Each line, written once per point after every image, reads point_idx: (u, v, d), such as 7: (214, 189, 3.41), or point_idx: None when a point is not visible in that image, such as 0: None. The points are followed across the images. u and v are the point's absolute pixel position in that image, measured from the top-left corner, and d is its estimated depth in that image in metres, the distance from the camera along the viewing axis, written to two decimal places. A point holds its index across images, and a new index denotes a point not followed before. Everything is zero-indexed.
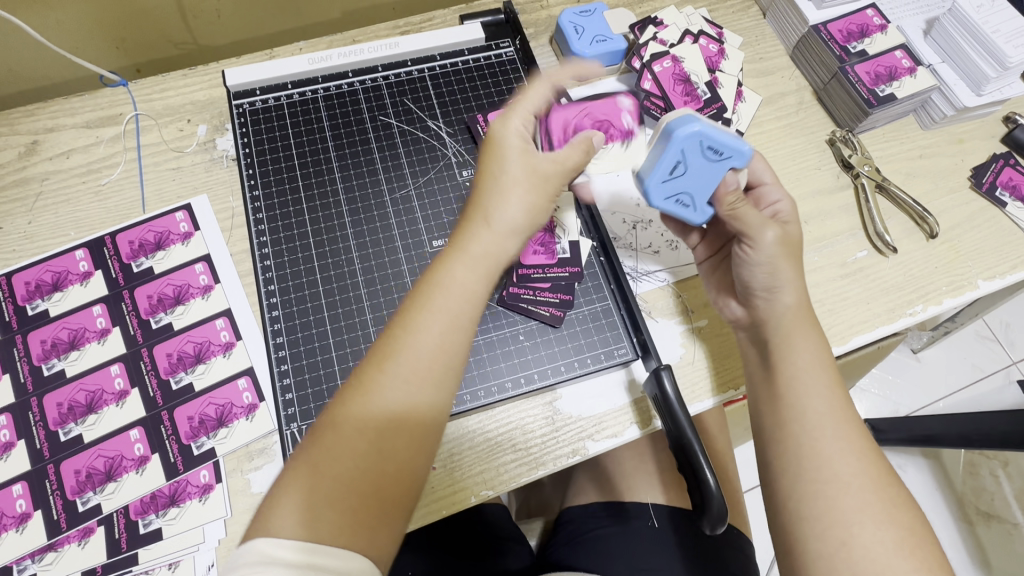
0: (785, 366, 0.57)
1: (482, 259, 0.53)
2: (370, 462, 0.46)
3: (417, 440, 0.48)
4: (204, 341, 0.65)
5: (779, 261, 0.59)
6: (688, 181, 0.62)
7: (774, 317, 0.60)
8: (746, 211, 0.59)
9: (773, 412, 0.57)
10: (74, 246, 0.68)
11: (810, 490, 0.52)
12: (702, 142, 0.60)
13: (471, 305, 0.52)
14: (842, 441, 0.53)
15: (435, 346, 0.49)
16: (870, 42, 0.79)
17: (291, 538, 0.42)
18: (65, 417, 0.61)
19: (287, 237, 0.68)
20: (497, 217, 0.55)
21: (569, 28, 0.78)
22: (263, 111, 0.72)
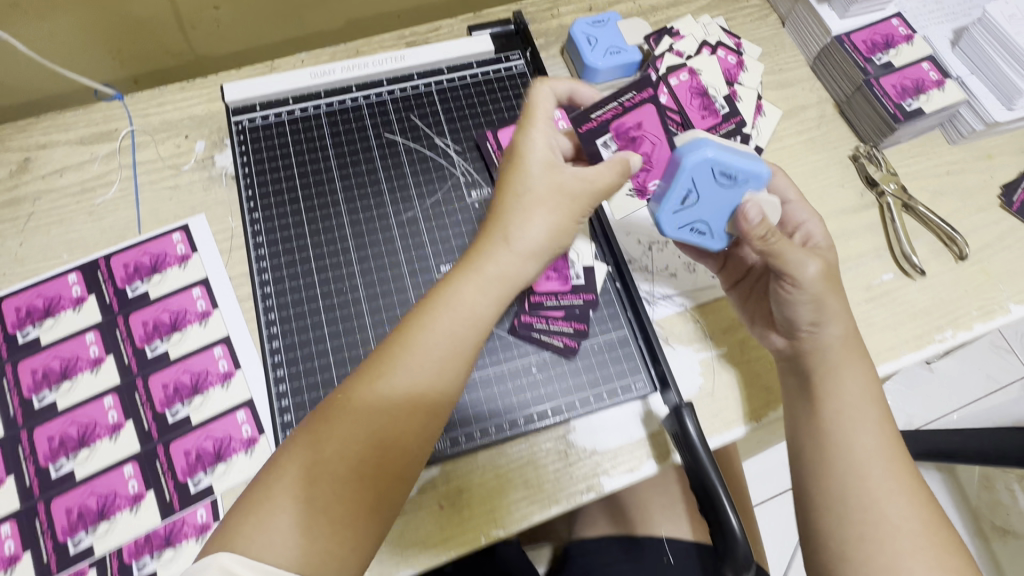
0: (830, 399, 0.57)
1: (488, 286, 0.54)
2: (354, 481, 0.46)
3: (402, 465, 0.48)
4: (202, 370, 0.62)
5: (825, 296, 0.57)
6: (701, 209, 0.60)
7: (820, 350, 0.58)
8: (783, 246, 0.55)
9: (817, 445, 0.56)
10: (66, 270, 0.65)
11: (859, 533, 0.52)
12: (713, 169, 0.57)
13: (471, 333, 0.53)
14: (891, 480, 0.53)
15: (433, 369, 0.50)
16: (895, 54, 0.76)
17: (262, 561, 0.41)
18: (56, 452, 0.59)
19: (288, 262, 0.65)
20: (516, 237, 0.56)
21: (582, 39, 0.75)
22: (264, 128, 0.69)
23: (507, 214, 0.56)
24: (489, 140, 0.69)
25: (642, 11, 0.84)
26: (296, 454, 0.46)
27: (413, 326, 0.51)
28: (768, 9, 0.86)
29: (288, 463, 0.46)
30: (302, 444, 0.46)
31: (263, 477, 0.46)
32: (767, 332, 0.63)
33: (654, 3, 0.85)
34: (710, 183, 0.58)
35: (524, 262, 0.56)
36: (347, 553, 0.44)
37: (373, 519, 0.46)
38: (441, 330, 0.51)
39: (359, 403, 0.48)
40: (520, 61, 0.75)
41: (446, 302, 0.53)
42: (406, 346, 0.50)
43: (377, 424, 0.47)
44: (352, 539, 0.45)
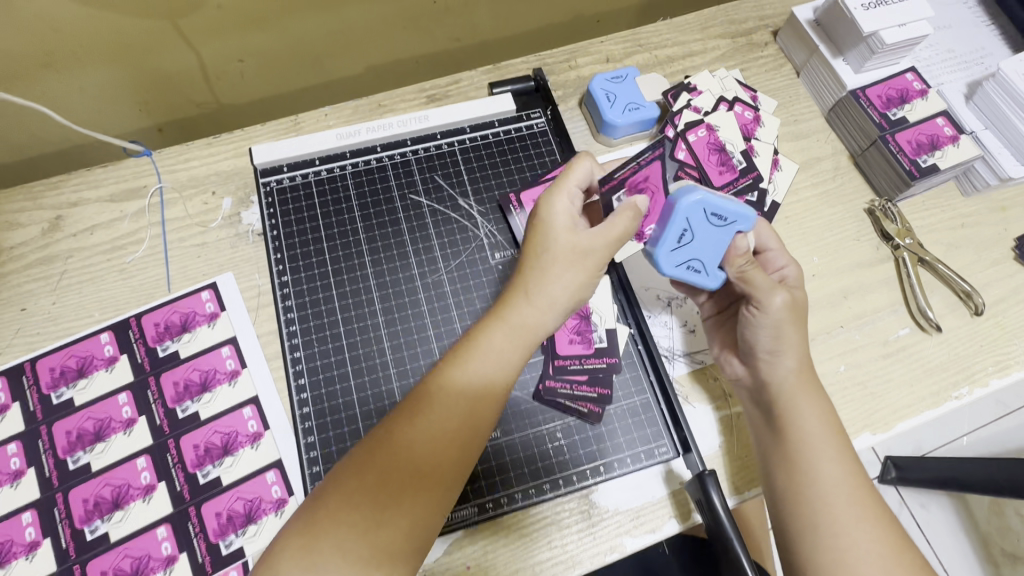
0: (792, 427, 0.58)
1: (516, 333, 0.54)
2: (386, 514, 0.46)
3: (434, 500, 0.48)
4: (232, 431, 0.63)
5: (785, 324, 0.59)
6: (698, 249, 0.59)
7: (776, 380, 0.60)
8: (756, 274, 0.59)
9: (786, 476, 0.57)
10: (98, 329, 0.67)
11: (827, 559, 0.52)
12: (705, 210, 0.58)
13: (500, 376, 0.52)
14: (853, 504, 0.54)
15: (465, 406, 0.51)
16: (910, 109, 0.77)
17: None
18: (91, 513, 0.60)
19: (316, 326, 0.66)
20: (537, 290, 0.55)
21: (601, 95, 0.76)
22: (291, 189, 0.71)
23: (530, 264, 0.56)
24: (511, 201, 0.71)
25: (658, 62, 0.86)
26: (338, 482, 0.47)
27: (447, 366, 0.52)
28: (782, 59, 0.87)
29: (331, 492, 0.47)
30: (342, 473, 0.48)
31: (307, 504, 0.47)
32: (730, 361, 0.66)
33: (671, 53, 0.86)
34: (704, 225, 0.58)
35: (545, 313, 0.55)
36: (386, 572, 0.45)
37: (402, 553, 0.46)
38: (474, 371, 0.52)
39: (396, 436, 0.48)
40: (541, 118, 0.76)
41: (476, 346, 0.53)
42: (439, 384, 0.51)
43: (413, 456, 0.48)
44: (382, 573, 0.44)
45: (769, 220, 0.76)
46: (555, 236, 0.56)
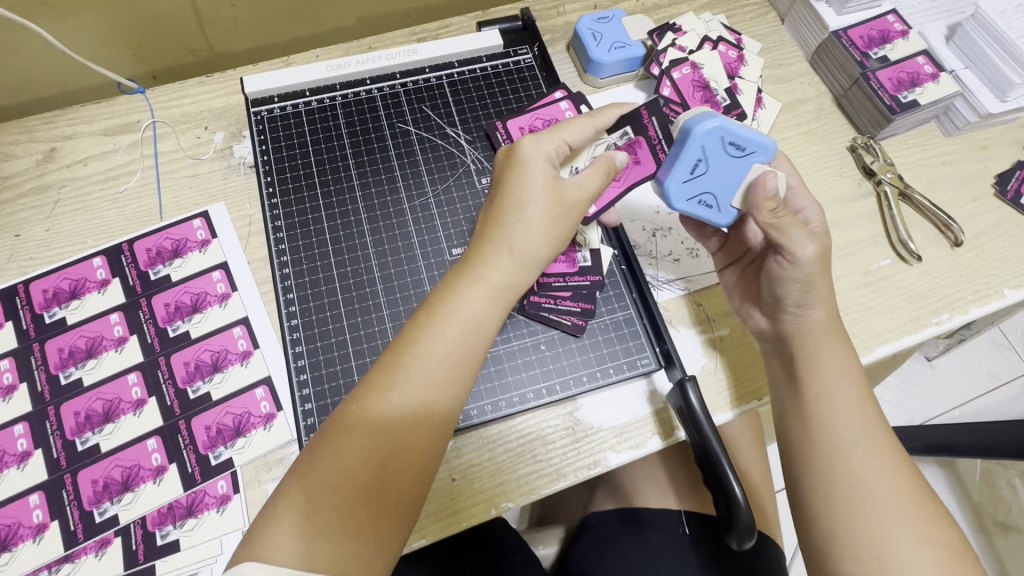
0: (813, 381, 0.58)
1: (492, 295, 0.54)
2: (371, 492, 0.47)
3: (417, 470, 0.49)
4: (222, 350, 0.64)
5: (815, 278, 0.58)
6: (710, 180, 0.60)
7: (802, 334, 0.59)
8: (790, 224, 0.57)
9: (806, 429, 0.57)
10: (91, 254, 0.67)
11: (846, 510, 0.53)
12: (724, 138, 0.57)
13: (476, 338, 0.53)
14: (874, 457, 0.54)
15: (441, 375, 0.51)
16: (891, 48, 0.78)
17: (283, 568, 0.43)
18: (82, 426, 0.61)
19: (305, 244, 0.68)
20: (517, 246, 0.56)
21: (587, 34, 0.78)
22: (282, 118, 0.73)
23: (508, 222, 0.56)
24: (498, 130, 0.73)
25: (645, 9, 0.86)
26: (315, 465, 0.47)
27: (418, 335, 0.52)
28: (767, 7, 0.89)
29: (310, 475, 0.47)
30: (319, 452, 0.48)
31: (286, 487, 0.47)
32: (753, 314, 0.65)
33: (658, 1, 0.87)
34: (721, 154, 0.58)
35: (520, 271, 0.56)
36: (375, 548, 0.46)
37: (388, 529, 0.47)
38: (449, 337, 0.52)
39: (371, 413, 0.48)
40: (527, 55, 0.80)
41: (451, 310, 0.53)
42: (412, 352, 0.51)
43: (390, 435, 0.48)
44: (371, 548, 0.46)
45: None
46: (531, 197, 0.56)
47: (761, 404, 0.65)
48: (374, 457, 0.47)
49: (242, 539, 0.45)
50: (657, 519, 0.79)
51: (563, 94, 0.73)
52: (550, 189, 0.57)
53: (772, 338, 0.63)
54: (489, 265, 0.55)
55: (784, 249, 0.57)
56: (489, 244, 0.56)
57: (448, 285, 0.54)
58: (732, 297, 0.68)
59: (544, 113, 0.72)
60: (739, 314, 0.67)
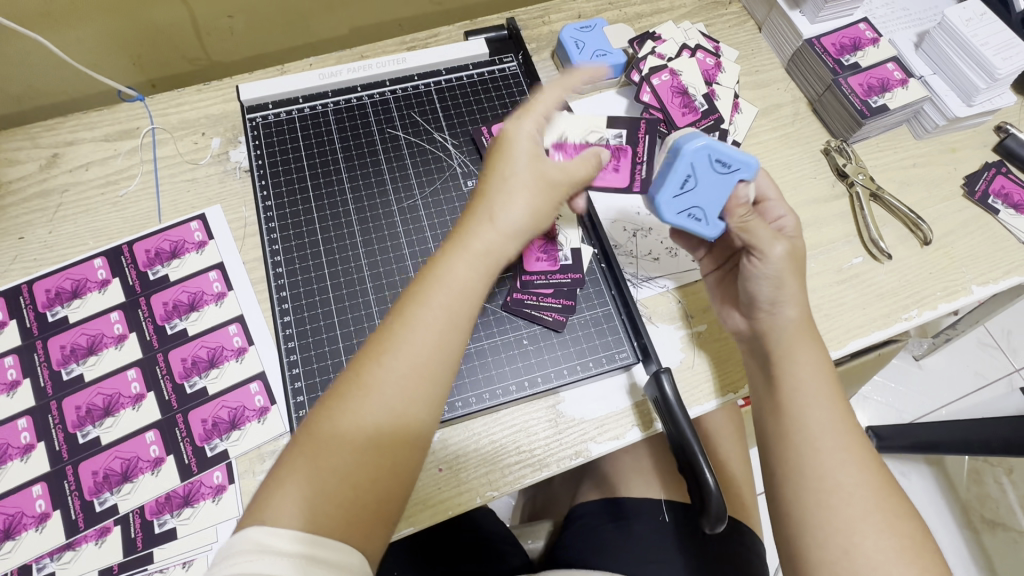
0: (787, 376, 0.60)
1: (478, 262, 0.56)
2: (368, 455, 0.48)
3: (412, 436, 0.51)
4: (218, 346, 0.67)
5: (785, 276, 0.61)
6: (699, 195, 0.64)
7: (776, 329, 0.61)
8: (756, 225, 0.62)
9: (778, 423, 0.59)
10: (92, 255, 0.70)
11: (814, 500, 0.54)
12: (710, 156, 0.63)
13: (464, 305, 0.55)
14: (842, 451, 0.55)
15: (432, 340, 0.52)
16: (862, 55, 0.81)
17: (288, 530, 0.44)
18: (83, 420, 0.63)
19: (297, 245, 0.70)
20: (501, 216, 0.58)
21: (570, 43, 0.81)
22: (276, 124, 0.76)
23: (492, 195, 0.59)
24: (483, 135, 0.76)
25: (627, 18, 0.90)
26: (315, 431, 0.49)
27: (410, 304, 0.53)
28: (745, 16, 0.92)
29: (309, 441, 0.48)
30: (316, 421, 0.49)
31: (286, 455, 0.49)
32: (731, 315, 0.68)
33: (639, 10, 0.90)
34: (708, 171, 0.64)
35: (507, 240, 0.58)
36: (376, 509, 0.48)
37: (386, 493, 0.49)
38: (438, 304, 0.54)
39: (364, 380, 0.50)
40: (513, 63, 0.83)
41: (440, 280, 0.55)
42: (403, 320, 0.53)
43: (384, 399, 0.50)
44: (370, 510, 0.48)
45: None
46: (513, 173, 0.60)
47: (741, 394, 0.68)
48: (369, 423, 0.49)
49: (250, 506, 0.47)
50: (640, 510, 0.82)
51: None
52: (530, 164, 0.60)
53: (749, 337, 0.65)
54: (474, 234, 0.57)
55: (749, 244, 0.62)
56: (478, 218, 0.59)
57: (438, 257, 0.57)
58: (715, 300, 0.70)
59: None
60: (721, 314, 0.69)
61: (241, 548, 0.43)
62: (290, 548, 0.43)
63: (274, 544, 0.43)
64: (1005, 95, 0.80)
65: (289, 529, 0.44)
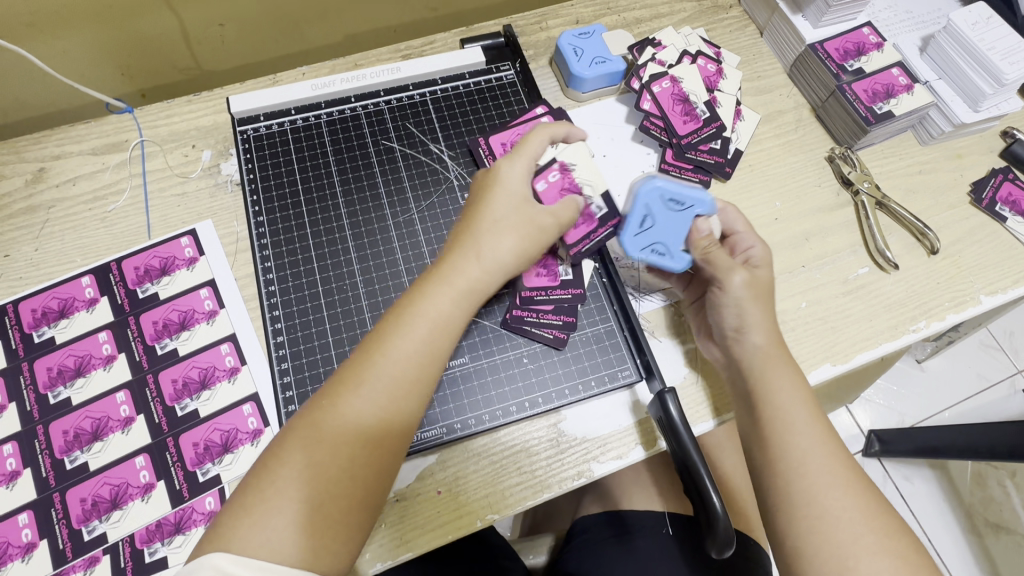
0: (762, 404, 0.58)
1: (460, 297, 0.56)
2: (341, 484, 0.48)
3: (383, 467, 0.50)
4: (209, 366, 0.65)
5: (747, 303, 0.61)
6: (659, 231, 0.66)
7: (747, 358, 0.60)
8: (718, 255, 0.63)
9: (763, 452, 0.56)
10: (79, 273, 0.68)
11: (805, 528, 0.52)
12: (663, 196, 0.65)
13: (443, 337, 0.54)
14: (829, 474, 0.53)
15: (411, 373, 0.52)
16: (866, 60, 0.79)
17: (256, 560, 0.43)
18: (71, 444, 0.61)
19: (291, 262, 0.69)
20: (486, 252, 0.58)
21: (569, 50, 0.79)
22: (267, 136, 0.75)
23: (479, 230, 0.59)
24: (480, 145, 0.75)
25: (626, 24, 0.88)
26: (287, 458, 0.47)
27: (391, 332, 0.53)
28: (747, 19, 0.90)
29: (279, 468, 0.47)
30: (286, 446, 0.48)
31: (250, 479, 0.47)
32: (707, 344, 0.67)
33: (639, 15, 0.88)
34: (663, 211, 0.66)
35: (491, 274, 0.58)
36: (345, 540, 0.47)
37: (355, 522, 0.48)
38: (417, 335, 0.53)
39: (341, 408, 0.49)
40: (510, 71, 0.82)
41: (420, 310, 0.54)
42: (382, 348, 0.52)
43: (360, 428, 0.49)
44: (339, 540, 0.47)
45: (731, 166, 0.78)
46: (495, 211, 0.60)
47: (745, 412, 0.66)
48: (345, 453, 0.48)
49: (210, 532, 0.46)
50: (644, 527, 0.80)
51: (543, 109, 0.75)
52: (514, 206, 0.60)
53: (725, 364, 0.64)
54: (455, 265, 0.57)
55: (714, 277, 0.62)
56: (463, 247, 0.58)
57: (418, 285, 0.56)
58: (694, 332, 0.69)
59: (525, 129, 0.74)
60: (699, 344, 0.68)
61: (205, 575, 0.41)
62: None
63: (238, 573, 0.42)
64: (1012, 101, 0.78)
65: (255, 560, 0.43)
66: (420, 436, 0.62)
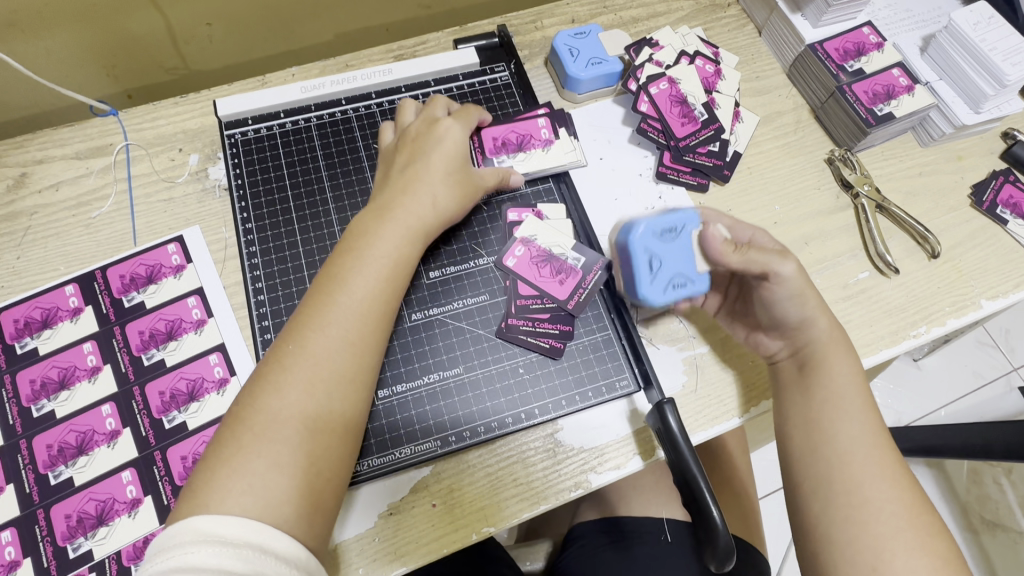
0: (818, 388, 0.58)
1: (406, 236, 0.59)
2: (316, 424, 0.49)
3: (355, 403, 0.52)
4: (198, 377, 0.63)
5: (805, 289, 0.59)
6: (670, 266, 0.67)
7: (812, 342, 0.60)
8: (757, 252, 0.59)
9: (809, 436, 0.57)
10: (63, 281, 0.66)
11: (843, 514, 0.53)
12: (653, 233, 0.68)
13: (397, 276, 0.57)
14: (873, 463, 0.54)
15: (365, 309, 0.54)
16: (866, 61, 0.78)
17: (234, 517, 0.44)
18: (55, 459, 0.60)
19: (280, 270, 0.67)
20: (423, 191, 0.61)
21: (564, 51, 0.78)
22: (256, 140, 0.73)
23: (414, 176, 0.62)
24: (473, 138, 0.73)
25: (622, 23, 0.86)
26: (260, 405, 0.49)
27: (340, 274, 0.55)
28: (745, 18, 0.89)
29: (255, 416, 0.48)
30: (258, 394, 0.50)
31: (224, 433, 0.49)
32: (761, 341, 0.65)
33: (636, 14, 0.87)
34: (662, 246, 0.67)
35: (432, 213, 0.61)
36: (328, 476, 0.49)
37: (336, 461, 0.50)
38: (368, 276, 0.55)
39: (305, 350, 0.51)
40: (505, 72, 0.80)
41: (371, 251, 0.56)
42: (341, 287, 0.54)
43: (325, 366, 0.51)
44: (323, 477, 0.49)
45: (730, 170, 0.77)
46: (434, 158, 0.63)
47: (763, 410, 0.65)
48: (311, 390, 0.50)
49: (187, 493, 0.46)
50: (643, 535, 0.79)
51: (544, 111, 0.75)
52: (448, 152, 0.64)
53: (787, 355, 0.62)
54: (401, 205, 0.60)
55: (765, 275, 0.58)
56: (406, 193, 0.61)
57: (366, 226, 0.58)
58: (737, 333, 0.67)
59: (520, 127, 0.74)
60: (750, 343, 0.66)
61: (184, 539, 0.42)
62: (240, 538, 0.43)
63: (221, 531, 0.43)
64: (1014, 102, 0.77)
65: (231, 517, 0.44)
66: (411, 445, 0.61)
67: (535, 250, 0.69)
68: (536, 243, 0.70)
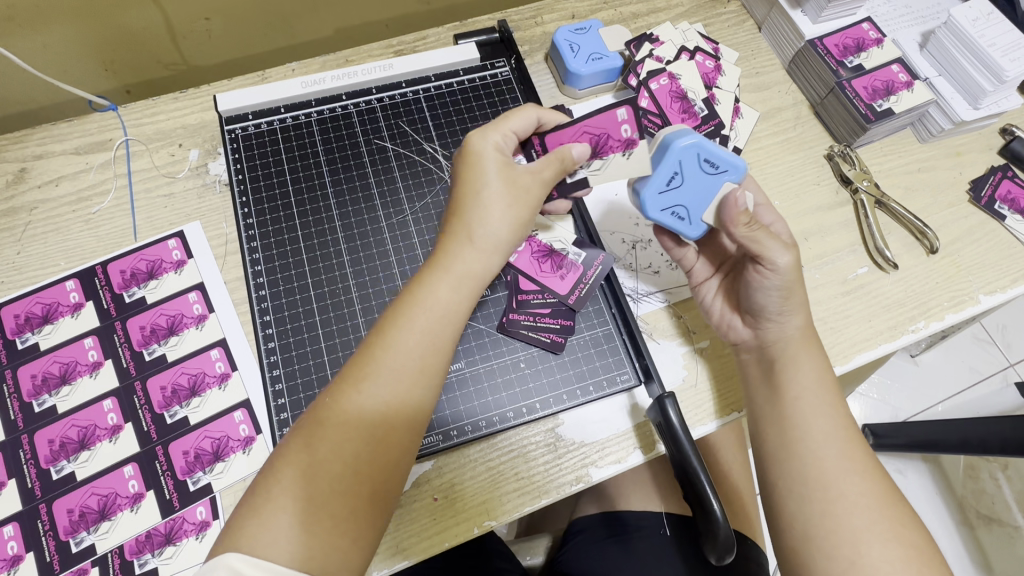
0: (789, 386, 0.58)
1: (457, 285, 0.54)
2: (348, 484, 0.46)
3: (393, 464, 0.48)
4: (199, 373, 0.63)
5: (795, 287, 0.58)
6: (683, 194, 0.62)
7: (783, 339, 0.60)
8: (763, 235, 0.57)
9: (781, 435, 0.57)
10: (63, 277, 0.66)
11: (820, 510, 0.53)
12: (698, 154, 0.60)
13: (444, 328, 0.53)
14: (844, 458, 0.54)
15: (412, 367, 0.50)
16: (866, 57, 0.78)
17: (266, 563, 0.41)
18: (57, 454, 0.60)
19: (281, 265, 0.67)
20: (479, 233, 0.56)
21: (565, 46, 0.78)
22: (256, 136, 0.73)
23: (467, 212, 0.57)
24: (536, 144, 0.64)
25: (622, 18, 0.86)
26: (303, 461, 0.46)
27: (389, 325, 0.51)
28: (744, 14, 0.89)
29: (287, 469, 0.46)
30: (293, 449, 0.47)
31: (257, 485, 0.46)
32: (733, 324, 0.64)
33: (635, 10, 0.87)
34: (695, 171, 0.61)
35: (488, 257, 0.56)
36: (356, 545, 0.45)
37: (367, 525, 0.46)
38: (417, 329, 0.51)
39: (344, 405, 0.48)
40: (505, 68, 0.80)
41: (420, 302, 0.53)
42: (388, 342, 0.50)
43: (363, 425, 0.47)
44: (352, 543, 0.45)
45: None
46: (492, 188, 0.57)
47: (739, 417, 0.65)
48: (366, 457, 0.47)
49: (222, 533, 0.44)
50: (640, 529, 0.80)
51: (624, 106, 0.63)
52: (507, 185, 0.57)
53: (754, 348, 0.62)
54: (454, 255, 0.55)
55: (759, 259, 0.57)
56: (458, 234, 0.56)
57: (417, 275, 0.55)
58: (710, 313, 0.67)
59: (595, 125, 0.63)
60: (720, 326, 0.66)
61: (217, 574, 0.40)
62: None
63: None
64: (1012, 98, 0.77)
65: (266, 560, 0.41)
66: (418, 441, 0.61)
67: (535, 247, 0.69)
68: (536, 239, 0.70)
